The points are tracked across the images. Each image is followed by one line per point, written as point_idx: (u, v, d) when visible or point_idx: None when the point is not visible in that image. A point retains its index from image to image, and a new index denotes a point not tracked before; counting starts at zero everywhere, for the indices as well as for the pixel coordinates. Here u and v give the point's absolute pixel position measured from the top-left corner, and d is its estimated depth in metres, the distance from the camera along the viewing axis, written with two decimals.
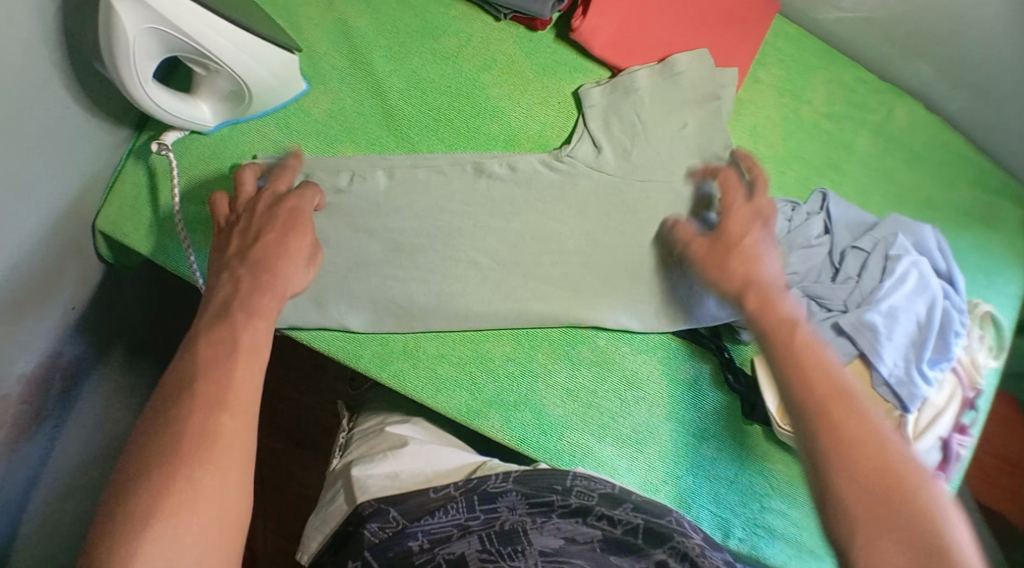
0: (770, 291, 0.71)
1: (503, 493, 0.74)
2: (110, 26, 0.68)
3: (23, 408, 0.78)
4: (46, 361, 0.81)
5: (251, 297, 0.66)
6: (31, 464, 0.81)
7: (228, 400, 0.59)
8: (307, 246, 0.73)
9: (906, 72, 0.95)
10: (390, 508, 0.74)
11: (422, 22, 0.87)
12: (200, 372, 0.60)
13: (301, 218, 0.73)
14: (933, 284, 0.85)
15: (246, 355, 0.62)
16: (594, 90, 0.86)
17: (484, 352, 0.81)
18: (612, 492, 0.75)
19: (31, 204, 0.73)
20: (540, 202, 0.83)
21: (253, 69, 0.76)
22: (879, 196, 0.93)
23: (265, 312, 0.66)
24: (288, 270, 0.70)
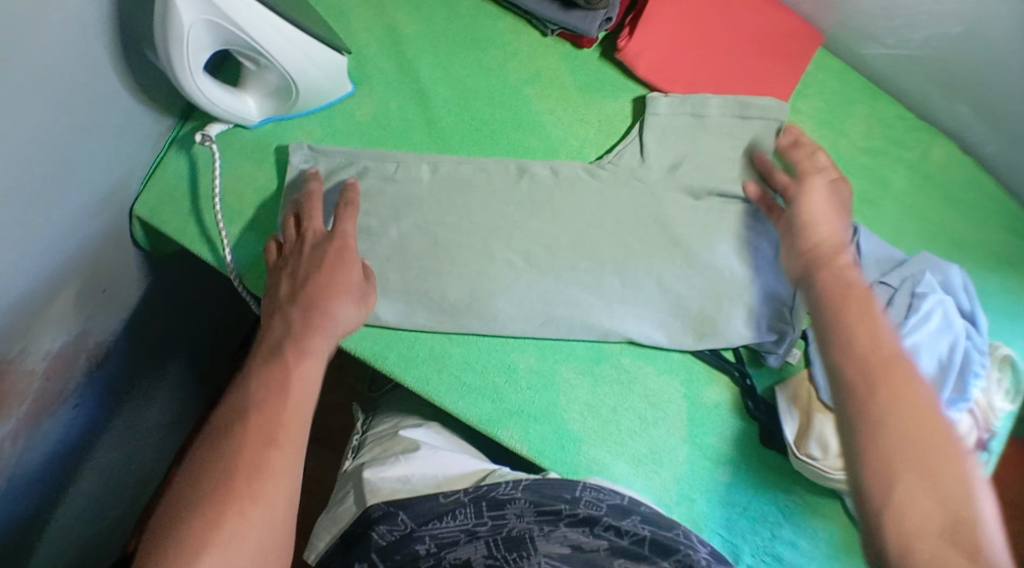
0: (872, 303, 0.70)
1: (512, 500, 0.74)
2: (168, 16, 0.68)
3: (48, 383, 0.79)
4: (75, 339, 0.81)
5: (304, 337, 0.68)
6: (45, 442, 0.81)
7: (277, 434, 0.62)
8: (356, 283, 0.74)
9: (944, 112, 0.96)
10: (399, 511, 0.75)
11: (470, 32, 0.88)
12: (251, 407, 0.63)
13: (347, 255, 0.74)
14: (956, 325, 0.85)
15: (296, 387, 0.65)
16: (662, 100, 0.85)
17: (509, 363, 0.82)
18: (622, 502, 0.75)
19: (73, 186, 0.74)
20: (578, 212, 0.84)
21: (305, 68, 0.78)
22: (911, 234, 0.93)
23: (315, 352, 0.68)
24: (340, 304, 0.72)
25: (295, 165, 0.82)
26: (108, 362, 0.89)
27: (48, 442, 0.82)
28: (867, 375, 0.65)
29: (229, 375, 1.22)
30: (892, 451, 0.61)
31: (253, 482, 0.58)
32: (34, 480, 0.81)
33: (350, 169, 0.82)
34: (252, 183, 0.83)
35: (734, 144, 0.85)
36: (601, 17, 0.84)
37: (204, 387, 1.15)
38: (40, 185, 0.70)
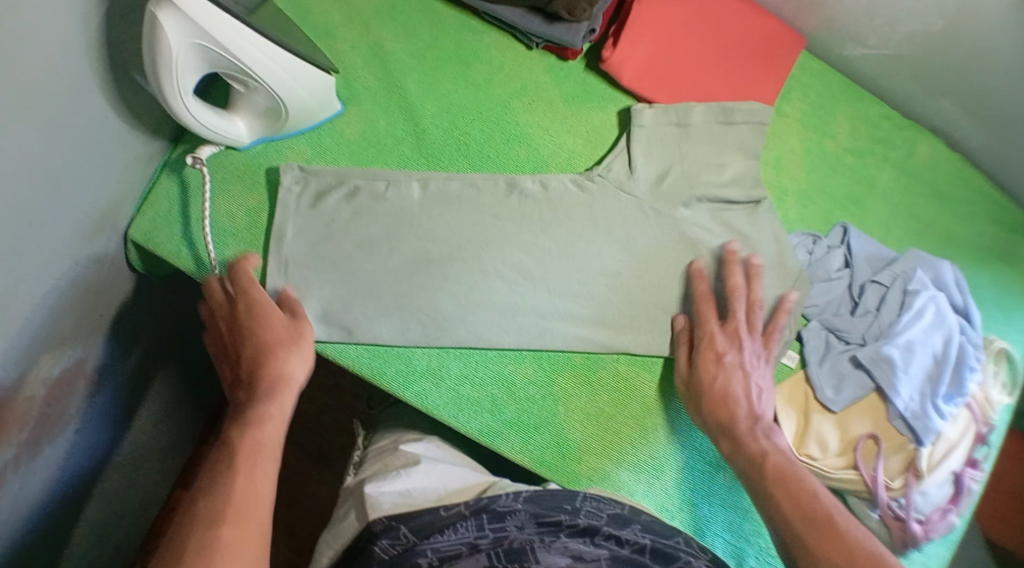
0: (790, 464, 0.75)
1: (513, 511, 0.74)
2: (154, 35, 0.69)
3: (46, 410, 0.79)
4: (71, 365, 0.82)
5: (257, 406, 0.71)
6: (45, 470, 0.81)
7: (233, 510, 0.64)
8: (285, 325, 0.76)
9: (928, 108, 0.97)
10: (401, 525, 0.75)
11: (456, 48, 0.89)
12: (204, 493, 0.65)
13: (259, 311, 0.76)
14: (950, 319, 0.86)
15: (258, 460, 0.68)
16: (646, 112, 0.86)
17: (506, 374, 0.83)
18: (622, 511, 0.75)
19: (65, 214, 0.75)
20: (568, 224, 0.84)
21: (292, 88, 0.78)
22: (900, 230, 0.94)
23: (268, 419, 0.71)
24: (280, 359, 0.74)
25: (286, 186, 0.82)
26: (105, 388, 0.89)
27: (48, 470, 0.82)
28: (786, 476, 0.74)
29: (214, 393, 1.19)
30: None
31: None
32: (34, 510, 0.81)
33: (342, 188, 0.83)
34: (244, 204, 0.84)
35: (718, 151, 0.86)
36: (585, 28, 0.85)
37: (193, 407, 1.13)
38: (31, 212, 0.70)
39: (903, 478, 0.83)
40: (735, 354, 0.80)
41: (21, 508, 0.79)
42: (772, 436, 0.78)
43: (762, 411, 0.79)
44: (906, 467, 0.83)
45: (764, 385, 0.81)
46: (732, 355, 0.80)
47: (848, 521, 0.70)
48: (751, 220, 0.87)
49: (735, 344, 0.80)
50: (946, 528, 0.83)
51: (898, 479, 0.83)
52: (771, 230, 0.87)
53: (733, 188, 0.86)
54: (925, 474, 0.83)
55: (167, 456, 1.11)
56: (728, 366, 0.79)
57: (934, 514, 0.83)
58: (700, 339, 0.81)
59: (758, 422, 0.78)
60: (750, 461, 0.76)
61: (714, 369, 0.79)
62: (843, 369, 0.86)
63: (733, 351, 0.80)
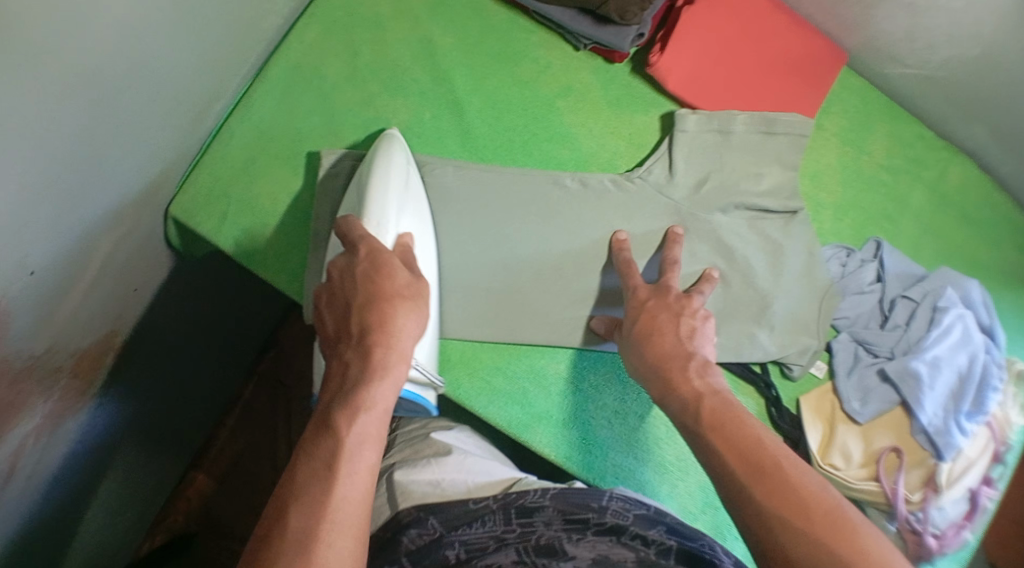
0: (727, 404, 0.67)
1: (541, 508, 0.72)
2: (373, 176, 0.76)
3: (73, 383, 0.78)
4: (102, 338, 0.80)
5: (369, 349, 0.62)
6: (65, 440, 0.80)
7: (335, 480, 0.56)
8: (403, 282, 0.66)
9: (961, 131, 0.98)
10: (429, 516, 0.75)
11: (503, 46, 0.89)
12: (299, 469, 0.58)
13: (382, 260, 0.67)
14: (976, 338, 0.87)
15: (365, 417, 0.60)
16: (689, 117, 0.86)
17: (538, 370, 0.84)
18: (648, 512, 0.72)
19: (111, 185, 0.74)
20: (605, 222, 0.84)
21: (427, 264, 0.78)
22: (929, 248, 0.95)
23: (387, 371, 0.62)
24: (412, 317, 0.65)
25: (327, 171, 0.83)
26: (132, 362, 0.87)
27: (67, 440, 0.80)
28: (720, 417, 0.65)
29: (245, 381, 1.20)
30: (785, 515, 0.57)
31: (329, 505, 0.55)
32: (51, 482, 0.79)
33: None
34: (285, 187, 0.85)
35: (758, 160, 0.87)
36: (635, 32, 0.85)
37: (222, 395, 1.13)
38: (78, 183, 0.69)
39: (922, 492, 0.84)
40: (660, 299, 0.77)
41: (37, 472, 0.76)
42: (707, 376, 0.70)
43: (697, 350, 0.72)
44: (924, 482, 0.85)
45: (705, 330, 0.75)
46: (657, 301, 0.77)
47: (795, 466, 0.60)
48: (785, 228, 0.88)
49: (664, 293, 0.78)
50: (958, 544, 0.85)
51: (917, 493, 0.84)
52: (804, 240, 0.88)
53: (770, 197, 0.87)
54: (944, 488, 0.84)
55: (186, 442, 1.09)
56: (653, 308, 0.76)
57: (949, 529, 0.84)
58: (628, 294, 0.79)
59: (689, 361, 0.71)
60: (682, 406, 0.68)
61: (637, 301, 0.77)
62: (869, 382, 0.87)
63: (659, 299, 0.77)
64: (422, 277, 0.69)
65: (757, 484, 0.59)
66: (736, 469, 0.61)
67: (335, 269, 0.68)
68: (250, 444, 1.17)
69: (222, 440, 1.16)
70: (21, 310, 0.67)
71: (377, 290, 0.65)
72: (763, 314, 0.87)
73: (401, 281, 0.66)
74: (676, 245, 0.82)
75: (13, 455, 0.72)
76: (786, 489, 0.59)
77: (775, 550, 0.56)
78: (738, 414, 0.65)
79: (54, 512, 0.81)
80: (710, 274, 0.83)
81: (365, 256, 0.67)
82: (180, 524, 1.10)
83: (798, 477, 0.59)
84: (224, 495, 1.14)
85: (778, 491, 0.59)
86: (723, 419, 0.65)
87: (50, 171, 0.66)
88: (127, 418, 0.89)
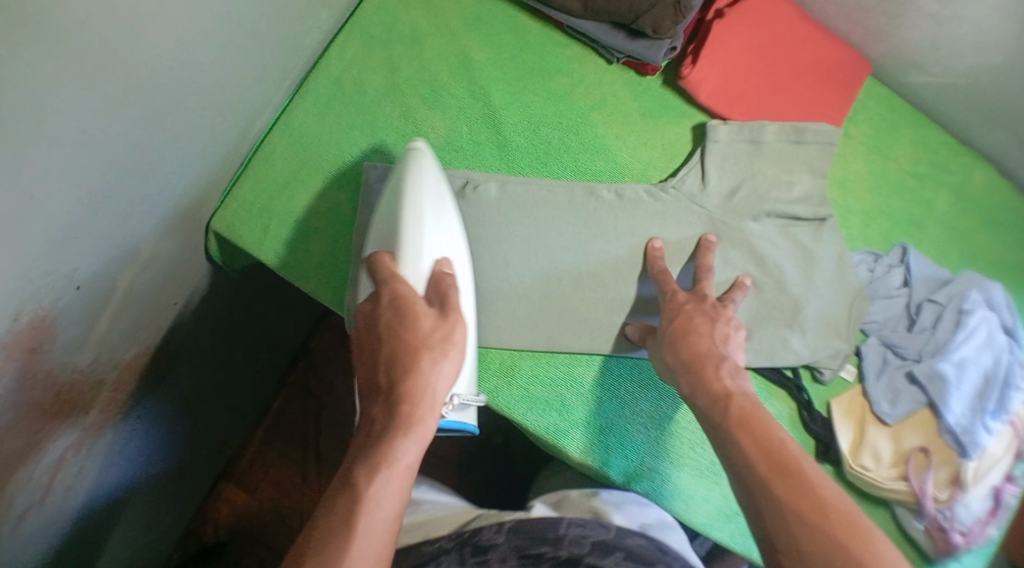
0: (756, 407, 0.69)
1: (496, 544, 0.73)
2: (409, 209, 0.77)
3: (114, 396, 0.80)
4: (143, 350, 0.81)
5: (396, 405, 0.65)
6: (104, 459, 0.82)
7: (353, 528, 0.59)
8: (430, 329, 0.67)
9: (983, 137, 1.00)
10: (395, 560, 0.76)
11: (538, 59, 0.91)
12: (322, 515, 0.61)
13: (409, 310, 0.68)
14: (999, 339, 0.90)
15: (388, 470, 0.62)
16: (721, 128, 0.89)
17: (576, 377, 0.86)
18: (606, 539, 0.74)
19: (156, 201, 0.75)
20: (641, 231, 0.86)
21: (467, 298, 0.79)
22: (954, 253, 0.97)
23: (411, 425, 0.64)
24: (440, 370, 0.66)
25: (370, 184, 0.85)
26: (170, 380, 0.88)
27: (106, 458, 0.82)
28: (747, 416, 0.68)
29: (276, 391, 1.21)
30: (801, 511, 0.60)
31: (344, 550, 0.58)
32: (93, 494, 0.81)
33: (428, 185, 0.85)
34: (327, 201, 0.86)
35: (788, 169, 0.89)
36: (667, 45, 0.87)
37: (254, 405, 1.15)
38: (126, 198, 0.71)
39: (949, 491, 0.86)
40: (698, 303, 0.79)
41: (80, 493, 0.79)
42: (737, 379, 0.73)
43: (728, 354, 0.75)
44: (952, 481, 0.87)
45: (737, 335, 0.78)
46: (694, 304, 0.79)
47: (813, 468, 0.64)
48: (815, 234, 0.90)
49: (700, 299, 0.80)
50: (984, 539, 0.87)
51: (944, 491, 0.86)
52: (834, 246, 0.90)
53: (801, 205, 0.90)
54: (970, 486, 0.86)
55: (218, 456, 1.11)
56: (689, 310, 0.78)
57: (976, 526, 0.86)
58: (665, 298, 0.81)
59: (722, 363, 0.74)
60: (712, 401, 0.71)
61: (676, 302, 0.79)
62: (899, 384, 0.89)
63: (695, 302, 0.79)
64: (457, 314, 0.70)
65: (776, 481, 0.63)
66: (756, 466, 0.64)
67: (364, 313, 0.71)
68: (280, 453, 1.19)
69: (252, 450, 1.19)
70: (67, 324, 0.69)
71: (402, 343, 0.66)
72: (795, 318, 0.89)
73: (428, 334, 0.67)
74: (709, 251, 0.84)
75: (54, 469, 0.74)
76: (803, 488, 0.62)
77: (789, 541, 0.60)
78: (763, 417, 0.68)
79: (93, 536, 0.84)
80: (742, 279, 0.85)
81: (388, 307, 0.69)
82: (211, 536, 1.14)
83: (814, 478, 0.62)
84: (255, 504, 1.16)
85: (794, 489, 0.62)
86: (753, 420, 0.68)
87: (101, 187, 0.68)
88: (162, 437, 0.91)
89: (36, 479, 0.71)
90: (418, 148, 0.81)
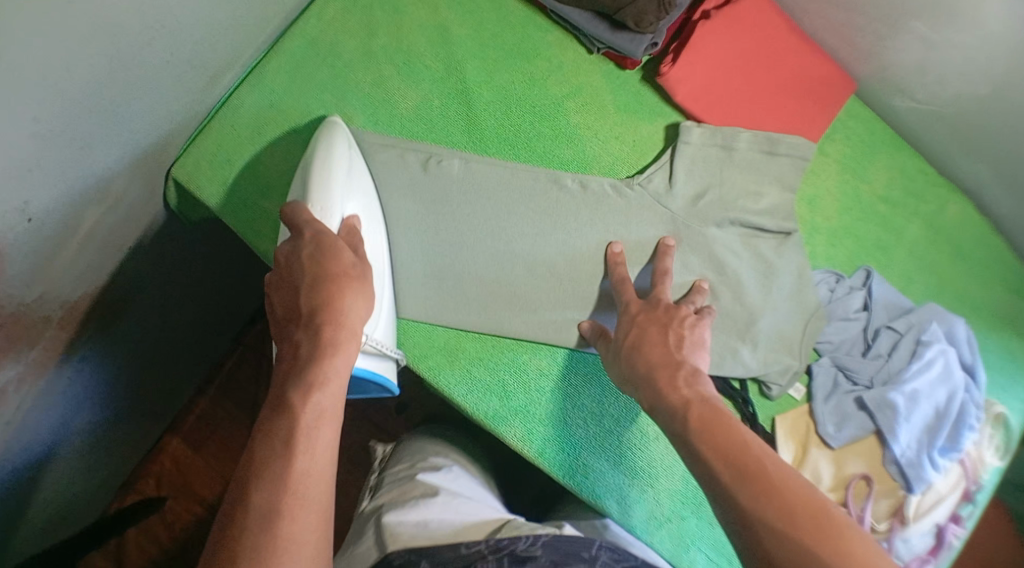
0: (715, 408, 0.67)
1: (533, 558, 0.66)
2: (316, 163, 0.75)
3: (60, 335, 0.77)
4: (93, 292, 0.79)
5: (320, 329, 0.63)
6: (49, 397, 0.79)
7: (294, 458, 0.59)
8: (350, 263, 0.66)
9: (963, 169, 0.98)
10: (421, 560, 0.68)
11: (519, 42, 0.91)
12: (258, 454, 0.59)
13: (328, 242, 0.66)
14: (957, 375, 0.88)
15: (320, 396, 0.61)
16: (694, 130, 0.88)
17: (518, 363, 0.84)
18: (636, 566, 0.69)
19: (116, 140, 0.74)
20: (598, 223, 0.85)
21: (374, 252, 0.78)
22: (920, 283, 0.96)
23: (341, 351, 0.63)
24: (357, 298, 0.65)
25: None
26: (122, 324, 0.86)
27: (50, 399, 0.79)
28: (710, 423, 0.65)
29: (230, 350, 1.19)
30: (779, 524, 0.58)
31: (291, 484, 0.58)
32: (35, 428, 0.78)
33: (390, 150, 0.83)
34: (290, 161, 0.85)
35: (758, 179, 0.88)
36: (648, 41, 0.87)
37: (205, 360, 1.13)
38: (80, 133, 0.69)
39: (889, 522, 0.85)
40: (651, 310, 0.77)
41: (21, 426, 0.76)
42: (697, 384, 0.70)
43: (687, 358, 0.72)
44: (892, 513, 0.86)
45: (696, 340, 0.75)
46: (647, 314, 0.76)
47: (784, 472, 0.61)
48: (779, 250, 0.89)
49: (654, 306, 0.78)
50: None
51: (883, 522, 0.85)
52: (796, 264, 0.89)
53: (766, 218, 0.88)
54: (911, 521, 0.85)
55: (166, 407, 1.10)
56: (642, 320, 0.76)
57: (914, 563, 0.85)
58: (624, 308, 0.79)
59: (679, 369, 0.70)
60: (670, 415, 0.68)
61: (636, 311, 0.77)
62: (847, 409, 0.87)
63: (649, 310, 0.77)
64: (366, 261, 0.70)
65: (753, 492, 0.60)
66: (726, 479, 0.62)
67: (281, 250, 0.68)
68: (229, 411, 1.18)
69: (201, 407, 1.16)
70: (13, 257, 0.67)
71: (323, 273, 0.65)
72: (747, 329, 0.87)
73: (349, 266, 0.66)
74: (666, 258, 0.83)
75: None
76: (778, 497, 0.59)
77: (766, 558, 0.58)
78: (731, 418, 0.66)
79: (26, 475, 0.81)
80: (699, 286, 0.83)
81: (310, 241, 0.67)
82: (151, 489, 1.12)
83: (791, 487, 0.60)
84: (202, 460, 1.15)
85: (772, 503, 0.59)
86: (717, 425, 0.65)
87: (60, 118, 0.66)
88: (109, 383, 0.88)
89: None
90: (333, 121, 0.80)
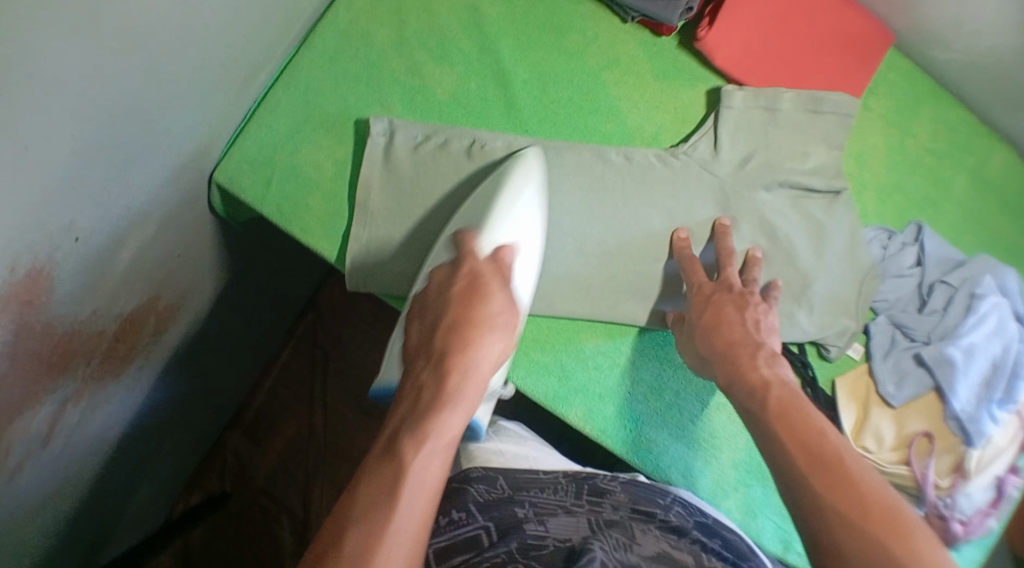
0: (793, 396, 0.67)
1: (612, 492, 0.72)
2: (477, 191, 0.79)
3: (115, 346, 0.75)
4: (145, 302, 0.77)
5: (445, 368, 0.65)
6: (108, 406, 0.78)
7: (401, 488, 0.57)
8: (496, 309, 0.69)
9: (1007, 118, 0.97)
10: (500, 476, 0.74)
11: (551, 17, 0.89)
12: (363, 480, 0.58)
13: (478, 285, 0.70)
14: (1011, 327, 0.86)
15: (433, 432, 0.61)
16: (737, 94, 0.86)
17: (577, 344, 0.83)
18: (708, 521, 0.73)
19: (161, 145, 0.72)
20: (645, 195, 0.84)
21: (528, 274, 0.78)
22: (970, 235, 0.95)
23: (461, 394, 0.64)
24: (489, 346, 0.67)
25: (373, 136, 0.83)
26: (173, 327, 0.84)
27: (109, 407, 0.78)
28: (789, 410, 0.65)
29: (284, 343, 1.20)
30: (848, 511, 0.57)
31: (388, 514, 0.55)
32: (94, 437, 0.77)
33: (429, 143, 0.83)
34: (331, 155, 0.84)
35: (805, 139, 0.86)
36: (684, 6, 0.84)
37: (258, 361, 1.14)
38: (128, 144, 0.67)
39: (951, 478, 0.84)
40: (726, 293, 0.77)
41: (82, 437, 0.75)
42: (774, 367, 0.71)
43: (765, 340, 0.73)
44: (954, 469, 0.84)
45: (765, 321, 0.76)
46: (720, 294, 0.77)
47: (857, 460, 0.61)
48: (829, 208, 0.87)
49: (724, 287, 0.78)
50: (984, 530, 0.85)
51: (946, 479, 0.84)
52: (846, 221, 0.88)
53: (814, 178, 0.87)
54: (973, 476, 0.84)
55: (224, 407, 1.10)
56: (716, 300, 0.76)
57: (976, 517, 0.84)
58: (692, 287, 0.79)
59: (759, 350, 0.71)
60: (749, 392, 0.69)
61: (707, 291, 0.77)
62: (905, 366, 0.86)
63: (722, 291, 0.77)
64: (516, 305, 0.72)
65: (828, 480, 0.59)
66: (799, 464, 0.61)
67: (439, 273, 0.73)
68: (285, 405, 1.18)
69: (258, 401, 1.17)
70: (68, 275, 0.65)
71: (466, 313, 0.68)
72: (802, 292, 0.86)
73: (491, 308, 0.69)
74: (728, 237, 0.82)
75: (53, 420, 0.69)
76: (852, 485, 0.59)
77: (833, 545, 0.56)
78: (812, 412, 0.65)
79: (87, 485, 0.79)
80: (755, 253, 0.83)
81: (459, 278, 0.71)
82: (215, 487, 1.13)
83: (872, 483, 0.59)
84: (259, 455, 1.15)
85: (846, 494, 0.58)
86: (794, 414, 0.65)
87: (108, 127, 0.64)
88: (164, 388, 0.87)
89: (34, 430, 0.67)
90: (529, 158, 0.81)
